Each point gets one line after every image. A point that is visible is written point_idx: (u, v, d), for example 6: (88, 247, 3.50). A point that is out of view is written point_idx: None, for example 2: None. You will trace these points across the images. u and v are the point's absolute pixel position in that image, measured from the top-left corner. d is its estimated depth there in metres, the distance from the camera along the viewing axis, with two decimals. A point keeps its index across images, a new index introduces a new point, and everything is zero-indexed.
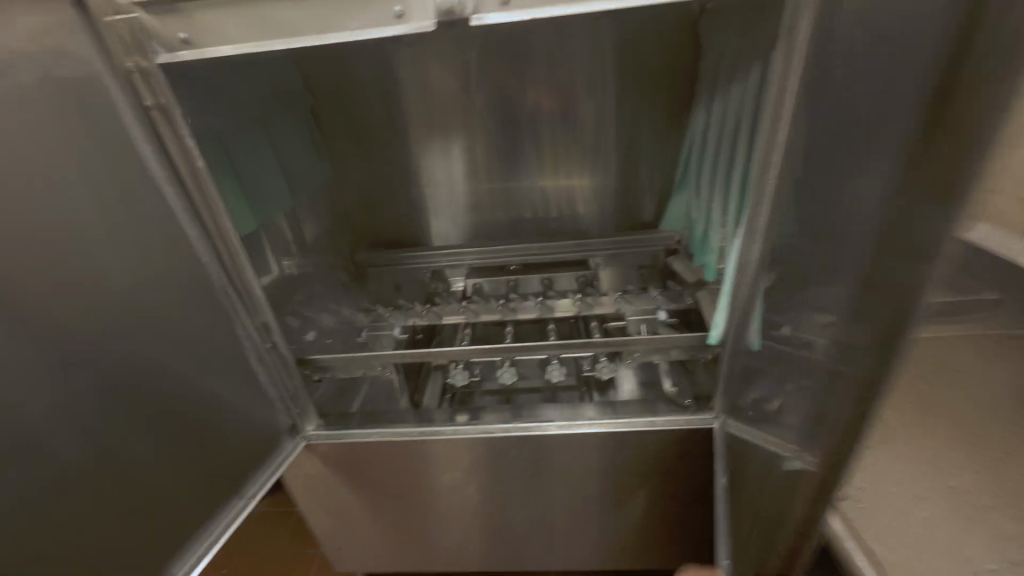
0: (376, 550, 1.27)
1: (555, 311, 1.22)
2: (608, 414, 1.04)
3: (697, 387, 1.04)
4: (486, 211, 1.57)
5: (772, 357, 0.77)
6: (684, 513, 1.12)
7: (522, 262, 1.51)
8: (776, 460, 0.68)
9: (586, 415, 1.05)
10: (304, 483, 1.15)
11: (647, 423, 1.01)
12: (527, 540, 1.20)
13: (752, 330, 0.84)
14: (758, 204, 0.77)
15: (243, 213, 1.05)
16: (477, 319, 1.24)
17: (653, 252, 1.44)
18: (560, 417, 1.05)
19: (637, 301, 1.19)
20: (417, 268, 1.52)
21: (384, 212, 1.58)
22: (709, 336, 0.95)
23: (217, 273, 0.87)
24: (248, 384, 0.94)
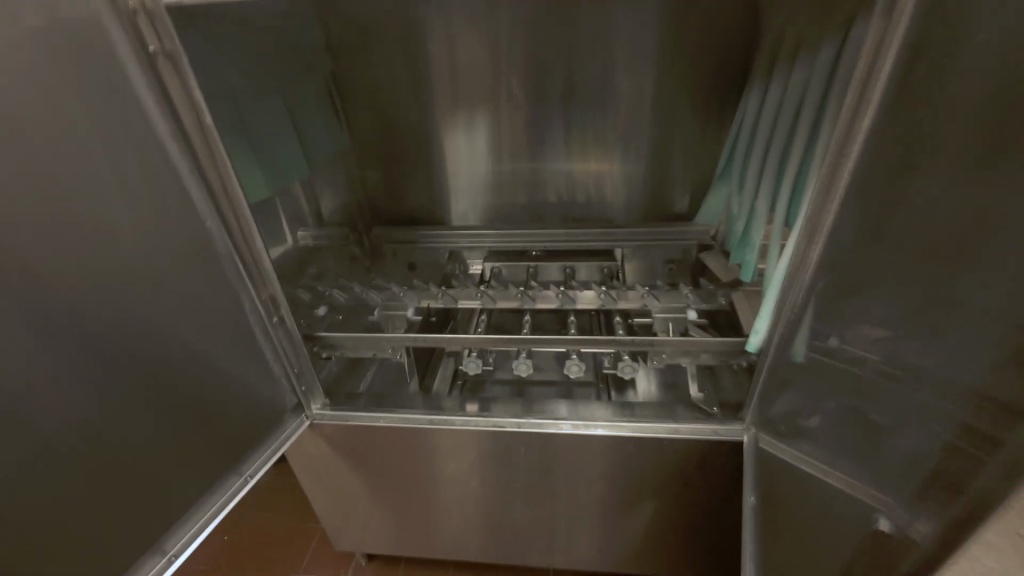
0: (375, 531, 1.23)
1: (577, 302, 1.15)
2: (626, 416, 0.98)
3: (725, 394, 0.98)
4: (509, 192, 1.49)
5: (820, 372, 0.70)
6: (698, 525, 1.06)
7: (544, 248, 1.44)
8: (835, 497, 0.62)
9: (597, 415, 0.99)
10: (307, 462, 1.13)
11: (670, 429, 0.95)
12: (529, 537, 1.16)
13: (798, 339, 0.77)
14: (827, 201, 0.68)
15: (257, 179, 1.00)
16: (494, 306, 1.17)
17: (683, 247, 1.36)
18: (573, 416, 0.99)
19: (664, 298, 1.12)
20: (435, 248, 1.47)
21: (403, 186, 1.51)
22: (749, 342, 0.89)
23: (223, 240, 0.82)
24: (251, 357, 0.90)
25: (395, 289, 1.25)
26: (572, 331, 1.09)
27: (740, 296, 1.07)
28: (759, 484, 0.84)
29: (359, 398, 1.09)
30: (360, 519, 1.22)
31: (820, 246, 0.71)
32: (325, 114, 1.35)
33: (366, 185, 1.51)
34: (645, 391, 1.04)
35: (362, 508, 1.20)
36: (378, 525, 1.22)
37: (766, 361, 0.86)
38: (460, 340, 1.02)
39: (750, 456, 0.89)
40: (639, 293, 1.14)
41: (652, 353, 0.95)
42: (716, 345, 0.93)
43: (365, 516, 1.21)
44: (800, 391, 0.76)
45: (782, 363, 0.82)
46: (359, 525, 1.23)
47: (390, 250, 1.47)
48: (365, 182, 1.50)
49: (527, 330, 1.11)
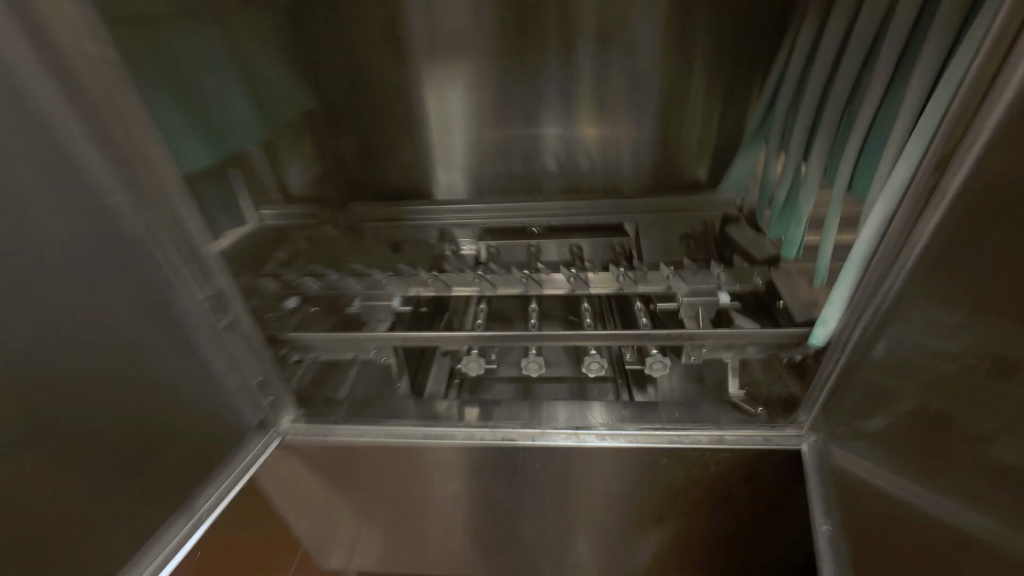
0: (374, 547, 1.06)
1: (590, 286, 0.98)
2: (631, 418, 0.85)
3: (770, 390, 0.85)
4: (503, 159, 1.31)
5: (912, 371, 0.56)
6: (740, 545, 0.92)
7: (545, 224, 1.25)
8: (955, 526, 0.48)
9: (591, 420, 0.86)
10: (290, 495, 0.95)
11: (713, 437, 0.81)
12: (538, 558, 1.02)
13: (896, 333, 0.60)
14: (960, 143, 0.50)
15: (191, 139, 0.80)
16: (494, 292, 1.01)
17: (707, 219, 1.18)
18: (563, 418, 0.87)
19: (691, 279, 0.96)
20: (422, 227, 1.28)
21: (381, 155, 1.31)
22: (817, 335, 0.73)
23: (141, 222, 0.65)
24: (191, 364, 0.75)
25: (378, 275, 1.07)
26: (589, 324, 0.92)
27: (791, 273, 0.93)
28: (828, 505, 0.71)
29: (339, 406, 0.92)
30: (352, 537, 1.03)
31: (943, 206, 0.53)
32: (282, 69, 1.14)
33: (339, 154, 1.31)
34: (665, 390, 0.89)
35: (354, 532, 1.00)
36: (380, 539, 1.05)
37: (835, 356, 0.72)
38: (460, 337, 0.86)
39: (813, 472, 0.76)
40: (665, 273, 0.97)
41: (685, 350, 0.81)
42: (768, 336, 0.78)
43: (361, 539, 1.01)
44: (880, 395, 0.62)
45: (864, 360, 0.66)
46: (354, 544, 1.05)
47: (372, 228, 1.28)
48: (336, 150, 1.30)
49: (533, 322, 0.94)
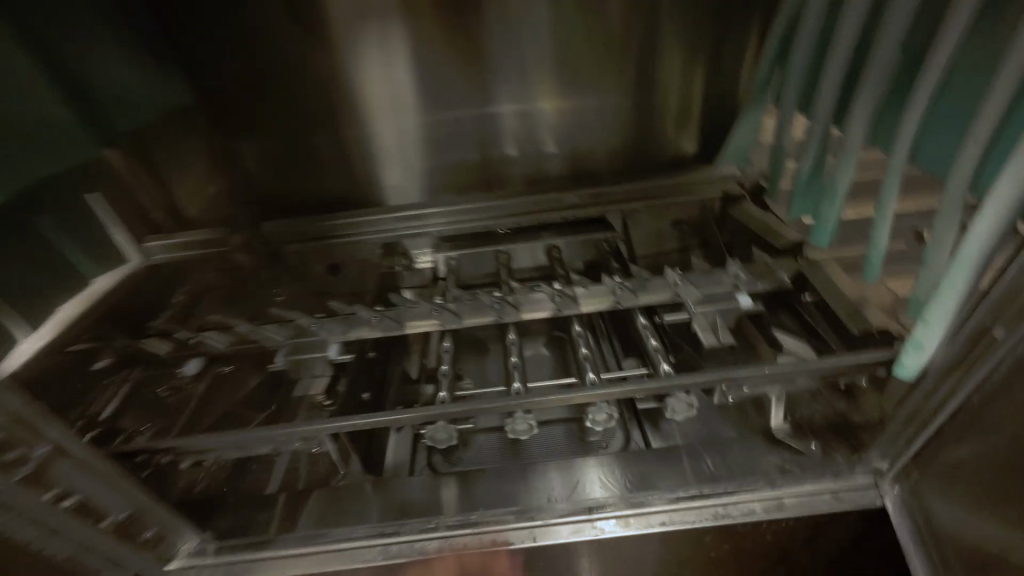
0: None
1: (579, 304, 0.78)
2: (624, 493, 0.66)
3: (815, 416, 0.68)
4: (455, 147, 1.04)
5: None
6: None
7: (513, 225, 1.02)
8: None
9: (586, 498, 0.66)
10: None
11: (767, 502, 0.63)
12: None
13: None
14: None
15: None
16: (460, 324, 0.78)
17: (705, 201, 0.96)
18: (564, 495, 0.67)
19: (704, 283, 0.77)
20: (360, 244, 1.01)
21: (291, 159, 1.01)
22: (903, 365, 0.54)
23: None
24: None
25: (302, 320, 0.79)
26: (582, 355, 0.74)
27: (830, 263, 0.75)
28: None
29: (277, 498, 0.71)
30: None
31: None
32: (126, 61, 0.85)
33: (233, 162, 1.00)
34: (680, 430, 0.70)
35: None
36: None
37: (937, 393, 0.53)
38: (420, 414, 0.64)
39: (912, 548, 0.57)
40: (673, 280, 0.77)
41: (718, 393, 0.63)
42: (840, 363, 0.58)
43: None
44: (989, 442, 0.47)
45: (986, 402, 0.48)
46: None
47: (295, 252, 1.00)
48: (231, 158, 1.00)
49: (516, 360, 0.75)
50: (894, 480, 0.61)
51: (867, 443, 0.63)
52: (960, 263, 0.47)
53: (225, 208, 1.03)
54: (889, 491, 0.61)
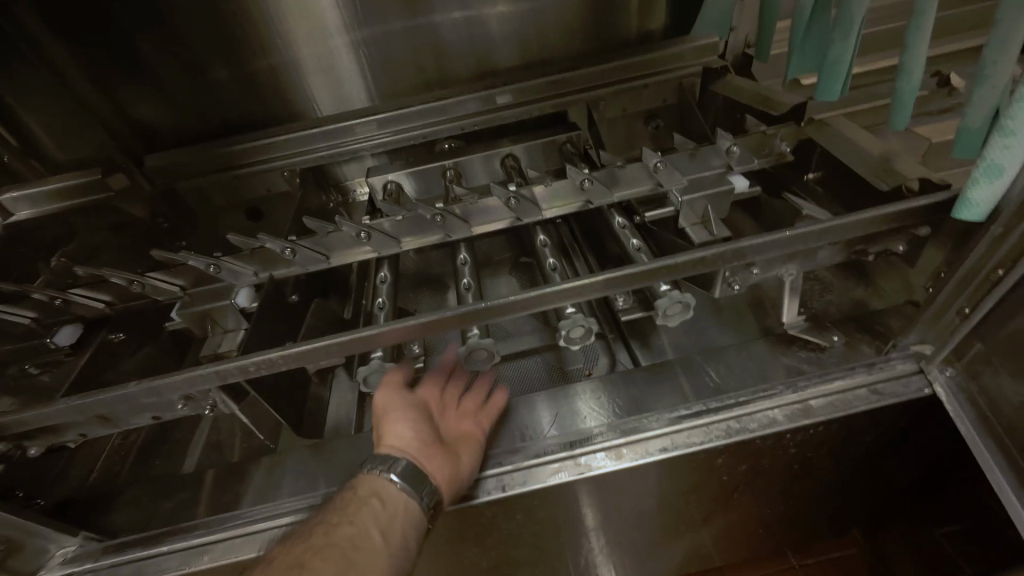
0: (445, 471, 0.49)
1: (541, 208, 0.63)
2: (615, 423, 0.53)
3: (832, 308, 0.59)
4: (385, 40, 0.80)
5: None
6: (811, 511, 0.69)
7: (458, 134, 0.84)
8: None
9: (573, 432, 0.54)
10: None
11: (791, 408, 0.52)
12: None
13: None
14: None
15: None
16: (398, 247, 0.63)
17: (682, 79, 0.81)
18: (553, 425, 0.55)
19: (690, 164, 0.62)
20: (275, 172, 0.82)
21: (165, 75, 0.79)
22: (970, 203, 0.39)
23: None
24: None
25: (193, 262, 0.60)
26: (551, 268, 0.61)
27: (841, 120, 0.61)
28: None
29: (204, 479, 0.58)
30: (396, 481, 0.47)
31: None
32: None
33: (87, 84, 0.77)
34: (673, 342, 0.61)
35: (369, 468, 0.48)
36: (421, 447, 0.49)
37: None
38: (325, 345, 0.45)
39: (978, 441, 0.46)
40: (652, 164, 0.60)
41: (718, 281, 0.47)
42: (892, 214, 0.43)
43: (391, 478, 0.47)
44: None
45: None
46: (411, 490, 0.46)
47: (191, 189, 0.83)
48: (83, 78, 0.76)
49: (468, 282, 0.60)
50: (946, 362, 0.50)
51: (898, 330, 0.54)
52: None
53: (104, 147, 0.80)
54: (940, 376, 0.50)
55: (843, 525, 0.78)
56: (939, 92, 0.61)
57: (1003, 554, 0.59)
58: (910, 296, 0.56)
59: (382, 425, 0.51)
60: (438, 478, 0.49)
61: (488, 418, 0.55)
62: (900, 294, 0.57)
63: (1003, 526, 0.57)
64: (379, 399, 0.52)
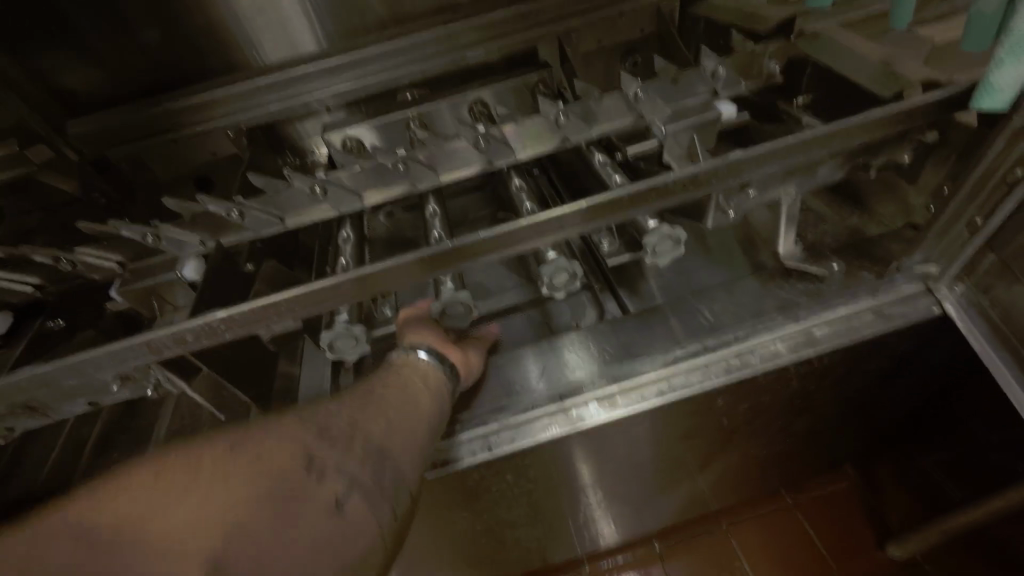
0: (463, 355, 0.50)
1: (515, 150, 0.57)
2: (607, 374, 0.50)
3: (828, 238, 0.55)
4: None
5: None
6: (809, 448, 0.68)
7: (419, 80, 0.77)
8: None
9: (562, 387, 0.50)
10: None
11: (793, 337, 0.49)
12: (542, 550, 0.73)
13: None
14: None
15: None
16: (360, 202, 0.57)
17: (660, 3, 0.74)
18: (541, 381, 0.51)
19: (673, 91, 0.57)
20: (219, 134, 0.74)
21: (77, 24, 0.68)
22: (993, 90, 0.36)
23: None
24: None
25: (127, 232, 0.54)
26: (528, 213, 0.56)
27: (833, 31, 0.56)
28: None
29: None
30: (426, 357, 0.47)
31: None
32: None
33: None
34: (661, 286, 0.56)
35: (397, 354, 0.48)
36: (439, 333, 0.49)
37: None
38: (273, 303, 0.39)
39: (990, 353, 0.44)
40: (632, 93, 0.57)
41: (710, 208, 0.43)
42: (903, 119, 0.39)
43: (419, 355, 0.47)
44: None
45: None
46: (436, 364, 0.47)
47: (122, 158, 0.74)
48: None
49: (439, 235, 0.55)
50: (954, 279, 0.48)
51: (896, 253, 0.51)
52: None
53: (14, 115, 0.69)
54: (949, 294, 0.48)
55: (835, 461, 0.77)
56: None
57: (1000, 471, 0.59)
58: (909, 219, 0.53)
59: (404, 327, 0.51)
60: (456, 361, 0.49)
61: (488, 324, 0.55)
62: (897, 218, 0.54)
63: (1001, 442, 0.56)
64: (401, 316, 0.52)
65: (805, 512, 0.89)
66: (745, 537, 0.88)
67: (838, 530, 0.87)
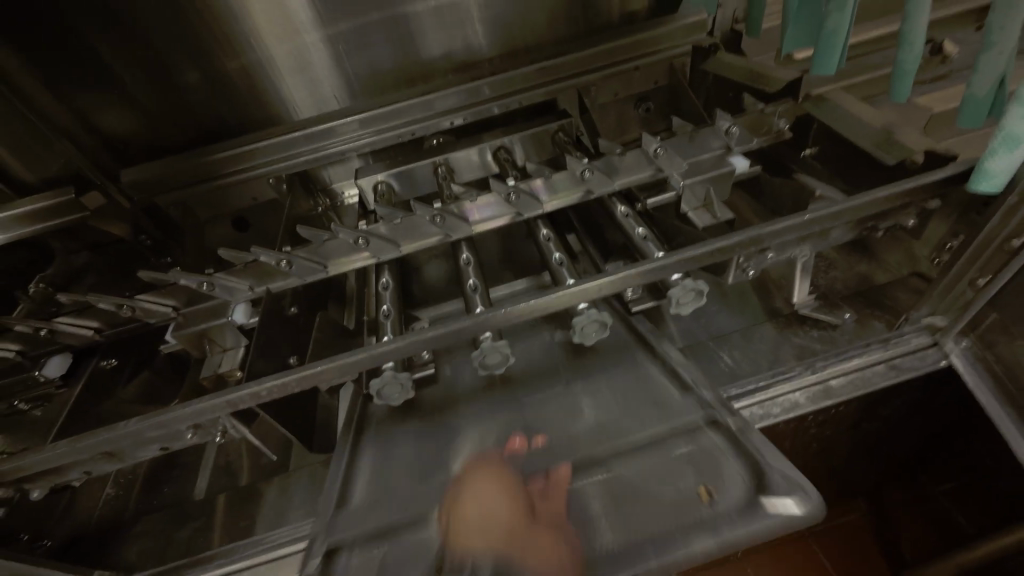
0: (538, 549, 0.41)
1: (543, 202, 0.61)
2: (714, 529, 0.39)
3: (838, 283, 0.58)
4: (364, 36, 0.76)
5: None
6: (825, 482, 0.70)
7: (447, 128, 0.81)
8: None
9: (650, 526, 0.41)
10: None
11: (812, 389, 0.52)
12: None
13: None
14: None
15: None
16: (398, 251, 0.61)
17: (673, 60, 0.80)
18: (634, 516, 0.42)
19: (690, 148, 0.61)
20: (263, 180, 0.80)
21: (133, 86, 0.75)
22: (987, 177, 0.40)
23: None
24: None
25: (184, 281, 0.58)
26: (558, 263, 0.59)
27: (838, 93, 0.61)
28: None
29: (214, 506, 0.57)
30: None
31: None
32: None
33: (50, 99, 0.72)
34: (682, 330, 0.59)
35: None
36: (503, 533, 0.42)
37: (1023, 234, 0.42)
38: (336, 364, 0.46)
39: (989, 405, 0.48)
40: (652, 150, 0.60)
41: (732, 267, 0.48)
42: (894, 201, 0.44)
43: None
44: None
45: None
46: None
47: (169, 203, 0.79)
48: (51, 98, 0.72)
49: (475, 283, 0.58)
50: (960, 334, 0.51)
51: (904, 303, 0.55)
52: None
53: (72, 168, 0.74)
54: (955, 348, 0.52)
55: (849, 493, 0.79)
56: (932, 60, 0.61)
57: (995, 517, 0.62)
58: (913, 268, 0.57)
59: (456, 505, 0.46)
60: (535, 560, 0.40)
61: (563, 502, 0.45)
62: (904, 265, 0.57)
63: (998, 494, 0.59)
64: (455, 482, 0.48)
65: (819, 541, 0.91)
66: (761, 568, 0.90)
67: (852, 559, 0.89)
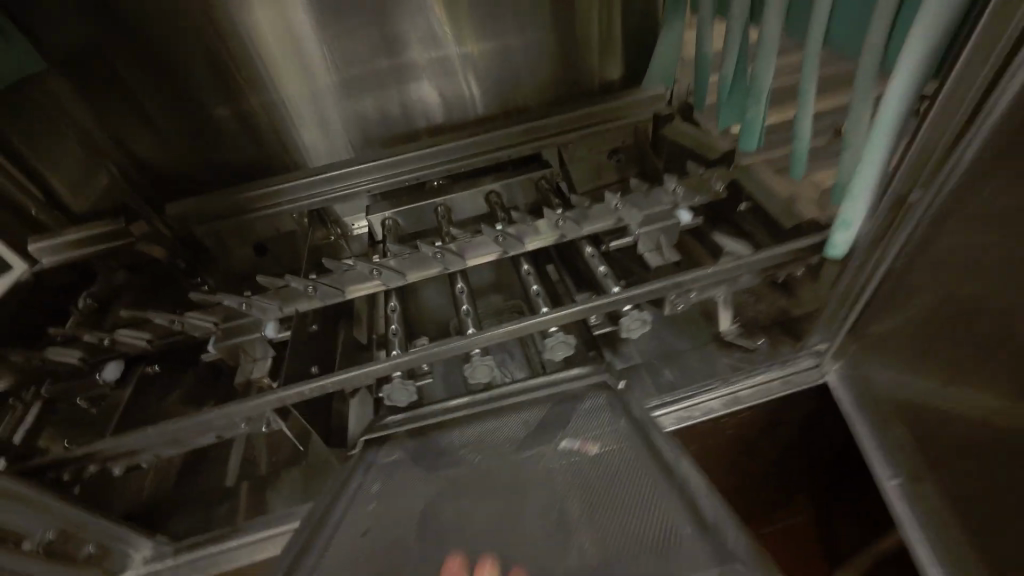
0: None
1: (525, 243, 0.74)
2: None
3: (760, 316, 0.71)
4: (382, 99, 0.95)
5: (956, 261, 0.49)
6: (759, 480, 0.84)
7: (447, 174, 0.95)
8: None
9: None
10: None
11: (725, 398, 0.67)
12: None
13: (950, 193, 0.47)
14: None
15: None
16: (405, 281, 0.73)
17: (638, 125, 0.95)
18: None
19: (644, 202, 0.74)
20: (288, 216, 0.92)
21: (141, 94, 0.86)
22: (834, 243, 0.57)
23: None
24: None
25: (227, 301, 0.71)
26: (536, 295, 0.72)
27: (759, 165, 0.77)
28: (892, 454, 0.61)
29: (239, 491, 0.68)
30: None
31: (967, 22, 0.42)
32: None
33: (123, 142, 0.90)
34: (639, 350, 0.72)
35: None
36: None
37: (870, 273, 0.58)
38: (360, 373, 0.61)
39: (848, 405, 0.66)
40: (613, 205, 0.74)
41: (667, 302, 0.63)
42: (773, 258, 0.61)
43: None
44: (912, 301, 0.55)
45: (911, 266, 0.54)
46: None
47: (207, 235, 0.90)
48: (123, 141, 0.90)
49: (468, 309, 0.71)
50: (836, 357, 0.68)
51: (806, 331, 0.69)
52: (883, 123, 0.48)
53: (116, 192, 0.91)
54: (831, 367, 0.68)
55: (788, 497, 0.92)
56: None
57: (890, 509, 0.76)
58: None
59: None
60: None
61: None
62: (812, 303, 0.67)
63: None
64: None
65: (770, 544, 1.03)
66: None
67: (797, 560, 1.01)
